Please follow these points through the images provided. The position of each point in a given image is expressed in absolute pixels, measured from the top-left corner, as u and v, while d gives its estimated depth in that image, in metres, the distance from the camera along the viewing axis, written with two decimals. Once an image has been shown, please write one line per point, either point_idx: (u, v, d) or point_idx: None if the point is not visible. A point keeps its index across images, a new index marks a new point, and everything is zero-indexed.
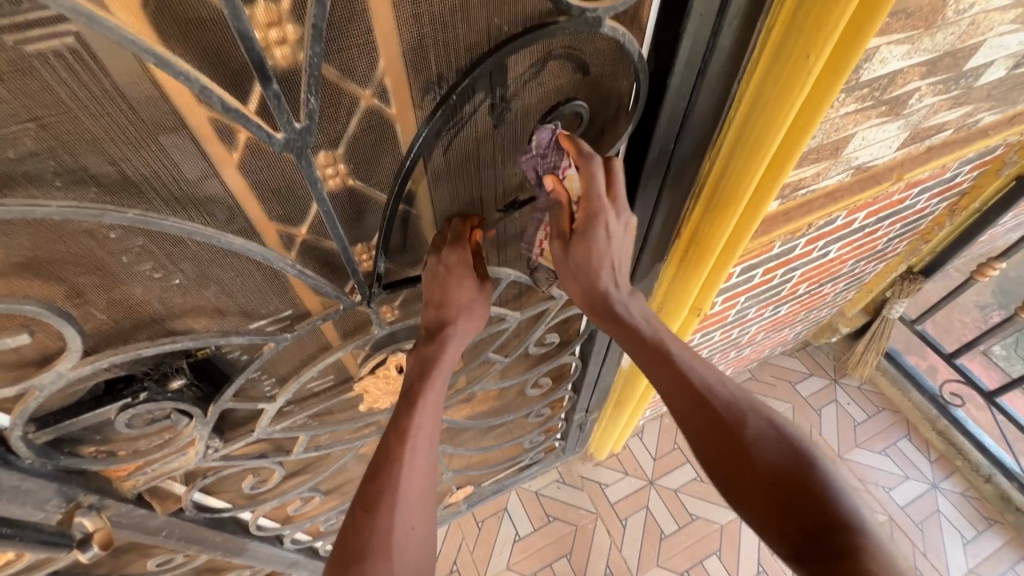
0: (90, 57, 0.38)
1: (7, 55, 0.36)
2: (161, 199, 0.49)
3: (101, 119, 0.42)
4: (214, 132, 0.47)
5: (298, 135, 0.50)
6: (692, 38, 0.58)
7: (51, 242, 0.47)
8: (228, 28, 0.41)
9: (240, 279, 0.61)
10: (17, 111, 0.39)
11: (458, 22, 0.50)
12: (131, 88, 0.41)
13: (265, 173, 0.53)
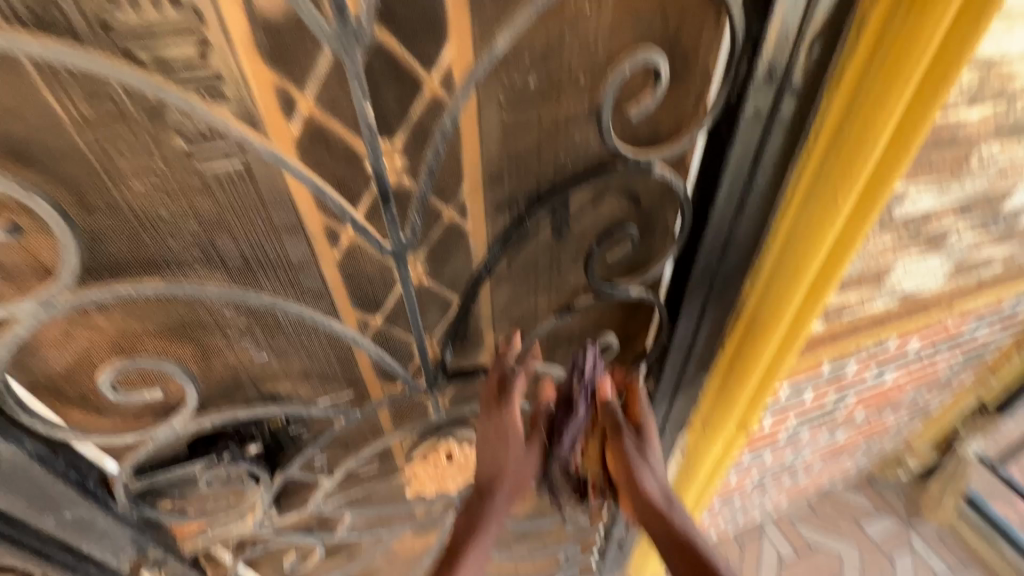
0: (249, 177, 0.51)
1: (194, 174, 0.49)
2: (271, 283, 0.60)
3: (243, 221, 0.54)
4: (323, 233, 0.58)
5: (403, 244, 0.61)
6: (730, 180, 0.67)
7: (178, 313, 0.58)
8: (360, 159, 0.54)
9: (319, 355, 0.70)
10: (187, 212, 0.51)
11: (532, 161, 0.62)
12: (272, 201, 0.53)
13: (362, 268, 0.64)
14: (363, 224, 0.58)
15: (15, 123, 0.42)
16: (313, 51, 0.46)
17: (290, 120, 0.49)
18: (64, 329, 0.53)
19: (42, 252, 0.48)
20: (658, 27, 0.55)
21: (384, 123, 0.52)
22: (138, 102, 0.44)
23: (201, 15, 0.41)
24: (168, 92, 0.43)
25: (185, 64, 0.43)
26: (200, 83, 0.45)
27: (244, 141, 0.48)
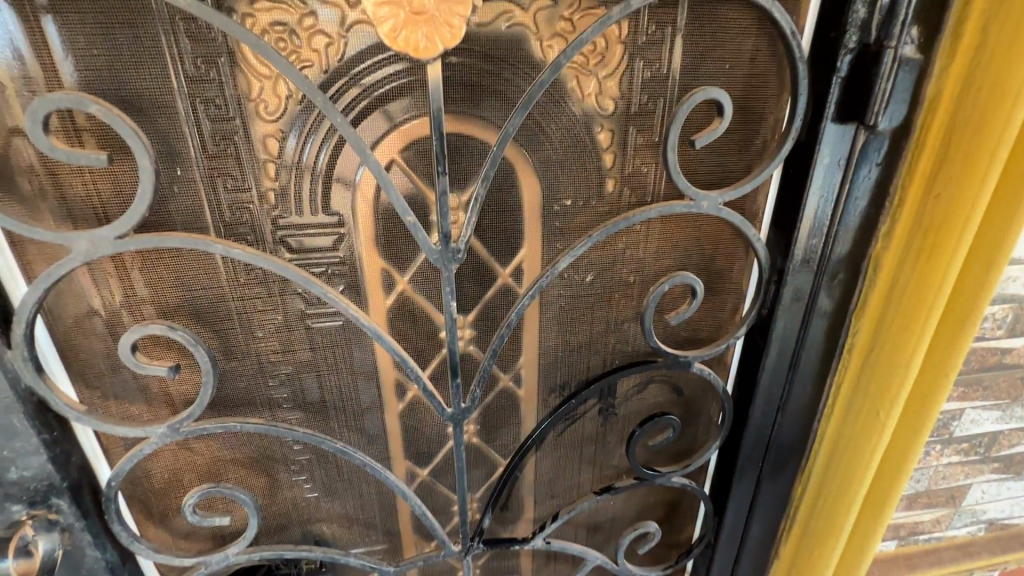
0: (346, 335, 0.63)
1: (304, 332, 0.62)
2: (337, 423, 0.68)
3: (330, 369, 0.65)
4: (393, 387, 0.68)
5: (460, 412, 0.67)
6: (767, 385, 0.72)
7: (255, 445, 0.66)
8: (436, 330, 0.65)
9: (365, 499, 0.74)
10: (289, 358, 0.63)
11: (581, 347, 0.71)
12: (359, 355, 0.65)
13: (421, 422, 0.71)
14: (430, 388, 0.65)
15: (198, 292, 0.57)
16: (415, 250, 0.61)
17: (387, 296, 0.62)
18: (171, 450, 0.63)
19: (179, 388, 0.60)
20: (694, 255, 0.67)
21: (462, 304, 0.65)
22: (278, 278, 0.58)
23: (343, 221, 0.58)
24: (316, 286, 0.57)
25: (323, 252, 0.59)
26: (326, 265, 0.59)
27: (354, 318, 0.59)
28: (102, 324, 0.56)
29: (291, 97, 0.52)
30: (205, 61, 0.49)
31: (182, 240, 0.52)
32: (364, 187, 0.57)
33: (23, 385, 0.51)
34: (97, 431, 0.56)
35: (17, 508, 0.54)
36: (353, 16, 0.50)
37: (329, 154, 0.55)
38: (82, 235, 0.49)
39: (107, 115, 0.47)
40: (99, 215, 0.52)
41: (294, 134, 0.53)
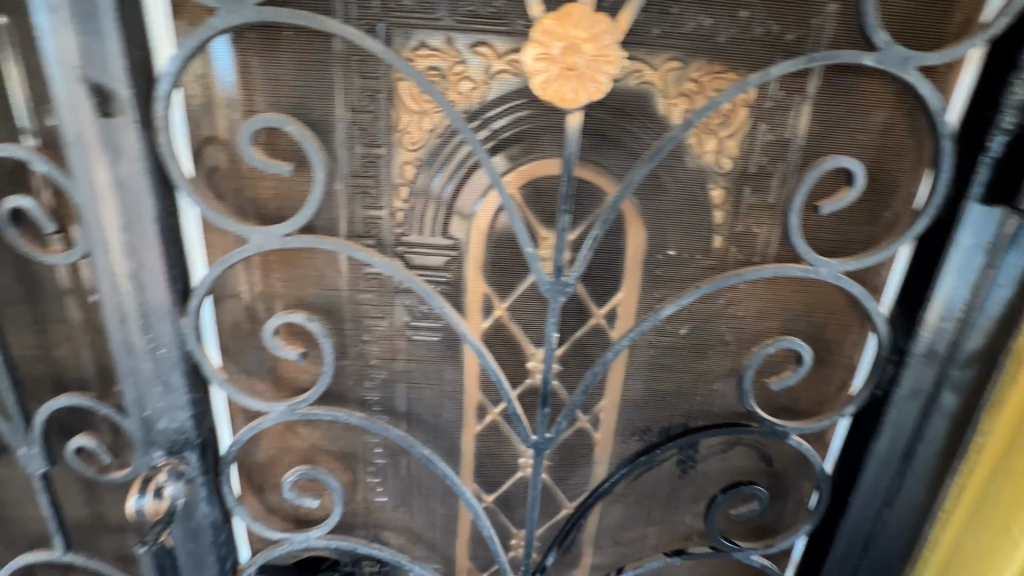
0: (443, 350, 0.67)
1: (403, 341, 0.66)
2: (420, 433, 0.71)
3: (423, 380, 0.69)
4: (474, 408, 0.70)
5: (543, 441, 0.70)
6: (874, 473, 0.67)
7: (342, 440, 0.70)
8: (524, 358, 0.68)
9: (430, 515, 0.76)
10: (385, 364, 0.67)
11: (665, 398, 0.70)
12: (449, 372, 0.68)
13: (495, 447, 0.72)
14: (518, 413, 0.68)
15: (319, 292, 0.63)
16: (520, 277, 0.64)
17: (485, 319, 0.65)
18: (277, 431, 0.69)
19: (294, 374, 0.66)
20: (802, 321, 0.65)
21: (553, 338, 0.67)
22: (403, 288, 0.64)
23: (459, 243, 0.62)
24: (438, 303, 0.63)
25: (433, 270, 0.63)
26: (434, 283, 0.64)
27: (464, 336, 0.65)
28: (242, 309, 0.62)
29: (434, 131, 0.58)
30: (366, 95, 0.56)
31: (337, 245, 0.60)
32: (481, 219, 0.61)
33: (187, 348, 0.60)
34: (228, 396, 0.64)
35: (158, 455, 0.63)
36: (497, 65, 0.55)
37: (456, 185, 0.60)
38: (261, 229, 0.58)
39: (302, 135, 0.55)
40: (259, 211, 0.58)
41: (429, 164, 0.59)
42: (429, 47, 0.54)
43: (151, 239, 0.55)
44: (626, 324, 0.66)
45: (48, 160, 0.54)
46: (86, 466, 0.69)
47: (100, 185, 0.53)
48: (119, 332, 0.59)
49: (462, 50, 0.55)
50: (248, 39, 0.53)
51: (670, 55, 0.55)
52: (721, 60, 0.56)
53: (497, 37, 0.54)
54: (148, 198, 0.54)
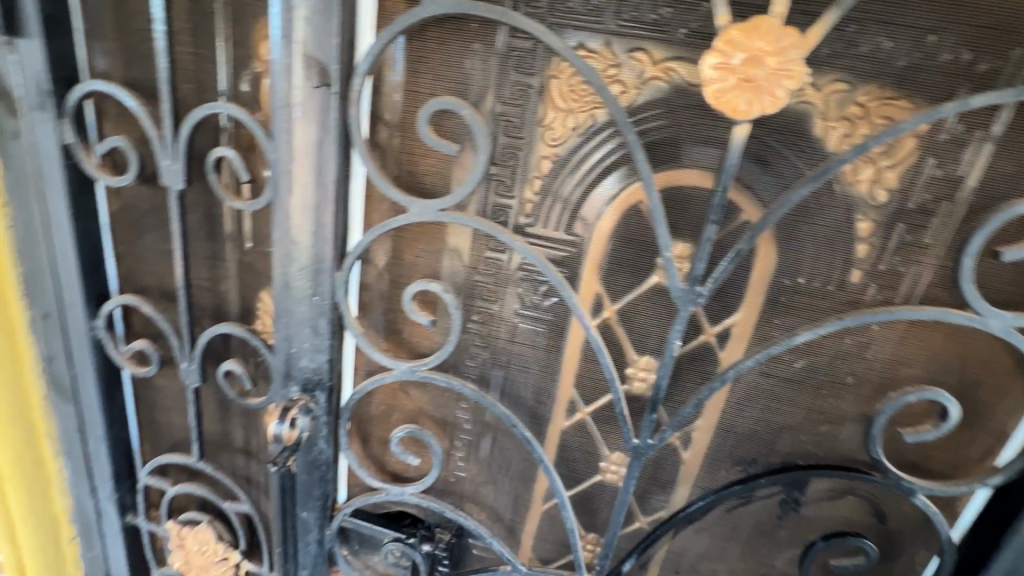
0: (547, 343, 0.69)
1: (509, 328, 0.69)
2: (521, 413, 0.73)
3: (525, 368, 0.71)
4: (564, 404, 0.72)
5: (645, 445, 0.68)
6: (1014, 553, 0.60)
7: (445, 408, 0.74)
8: (628, 362, 0.68)
9: (512, 497, 0.78)
10: (488, 347, 0.71)
11: (767, 431, 0.67)
12: (544, 367, 0.70)
13: (584, 444, 0.74)
14: (623, 412, 0.67)
15: (440, 269, 0.67)
16: (637, 280, 0.64)
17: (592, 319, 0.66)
18: (390, 391, 0.74)
19: (417, 339, 0.70)
20: (953, 374, 0.60)
21: (655, 348, 0.67)
22: (536, 271, 0.66)
23: (579, 241, 0.64)
24: (567, 292, 0.64)
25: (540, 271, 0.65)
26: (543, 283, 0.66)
27: (585, 328, 0.65)
28: (378, 274, 0.68)
29: (576, 129, 0.59)
30: (519, 90, 0.59)
31: (480, 224, 0.63)
32: (602, 226, 0.62)
33: (335, 298, 0.66)
34: (358, 345, 0.69)
35: (291, 391, 0.70)
36: (651, 72, 0.56)
37: (586, 187, 0.61)
38: (420, 202, 0.61)
39: (474, 120, 0.58)
40: (414, 183, 0.63)
41: (567, 159, 0.61)
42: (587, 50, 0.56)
43: (328, 198, 0.61)
44: (737, 345, 0.65)
45: (257, 123, 0.62)
46: (229, 389, 0.79)
47: (293, 145, 0.59)
48: (282, 271, 0.65)
49: (619, 54, 0.56)
50: (425, 34, 0.58)
51: (838, 76, 0.53)
52: (894, 85, 0.52)
53: (655, 45, 0.55)
54: (331, 162, 0.60)
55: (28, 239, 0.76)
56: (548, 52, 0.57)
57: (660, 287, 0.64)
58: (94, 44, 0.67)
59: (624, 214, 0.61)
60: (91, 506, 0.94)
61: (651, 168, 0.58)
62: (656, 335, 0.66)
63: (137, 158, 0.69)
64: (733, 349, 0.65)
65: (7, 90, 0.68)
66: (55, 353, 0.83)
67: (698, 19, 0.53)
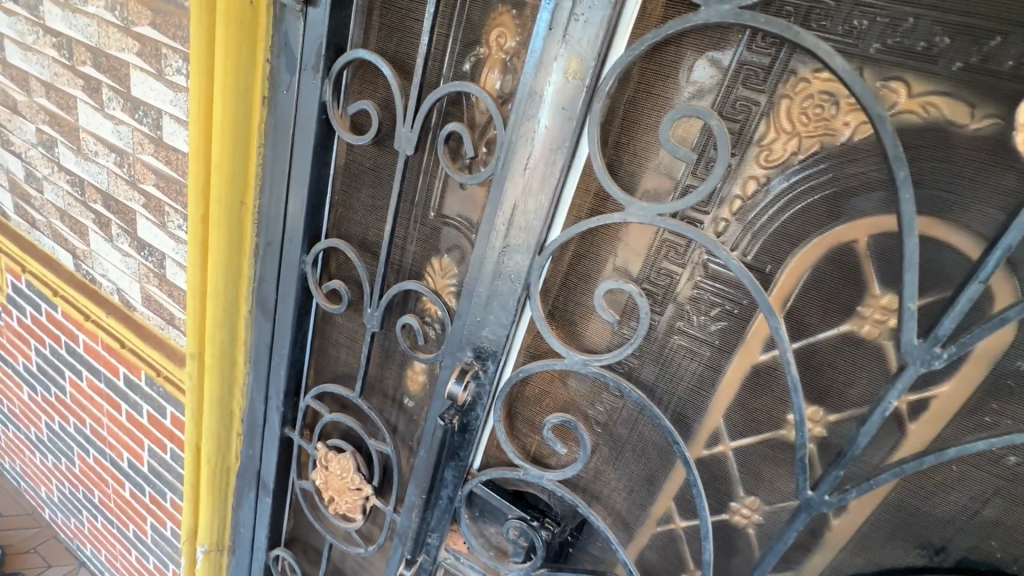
0: (712, 365, 0.67)
1: (687, 343, 0.67)
2: (682, 431, 0.71)
3: (689, 385, 0.69)
4: (706, 434, 0.70)
5: (819, 499, 0.61)
6: None
7: (603, 407, 0.75)
8: (788, 406, 0.64)
9: (642, 511, 0.77)
10: (657, 356, 0.70)
11: (957, 522, 0.60)
12: (704, 386, 0.68)
13: (727, 477, 0.71)
14: (805, 463, 0.61)
15: (616, 271, 0.68)
16: (830, 324, 0.60)
17: (762, 353, 0.64)
18: (548, 377, 0.76)
19: (594, 337, 0.71)
20: None
21: (830, 400, 0.62)
22: (720, 269, 0.63)
23: (767, 270, 0.61)
24: (775, 320, 0.60)
25: (728, 291, 0.63)
26: (725, 303, 0.64)
27: (786, 364, 0.61)
28: (567, 262, 0.70)
29: (798, 154, 0.56)
30: (742, 105, 0.57)
31: (701, 236, 0.60)
32: (804, 255, 0.59)
33: (527, 281, 0.69)
34: (535, 324, 0.71)
35: (467, 354, 0.76)
36: (904, 105, 0.51)
37: (784, 215, 0.59)
38: (638, 204, 0.61)
39: (718, 131, 0.57)
40: (630, 184, 0.64)
41: (780, 182, 0.58)
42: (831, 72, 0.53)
43: (549, 184, 0.64)
44: (931, 420, 0.58)
45: (492, 101, 0.68)
46: (404, 340, 0.86)
47: (529, 132, 0.63)
48: (484, 243, 0.70)
49: (870, 81, 0.52)
50: (685, 42, 0.57)
51: None
52: None
53: (918, 75, 0.50)
54: (558, 150, 0.62)
55: (273, 178, 0.89)
56: (785, 71, 0.55)
57: (853, 334, 0.59)
58: (365, 18, 0.77)
59: (829, 253, 0.58)
60: (261, 412, 1.09)
61: (914, 205, 0.51)
62: (850, 389, 0.60)
63: (379, 121, 0.79)
64: (925, 423, 0.58)
65: (291, 50, 0.80)
66: (268, 277, 0.96)
67: (980, 53, 0.47)
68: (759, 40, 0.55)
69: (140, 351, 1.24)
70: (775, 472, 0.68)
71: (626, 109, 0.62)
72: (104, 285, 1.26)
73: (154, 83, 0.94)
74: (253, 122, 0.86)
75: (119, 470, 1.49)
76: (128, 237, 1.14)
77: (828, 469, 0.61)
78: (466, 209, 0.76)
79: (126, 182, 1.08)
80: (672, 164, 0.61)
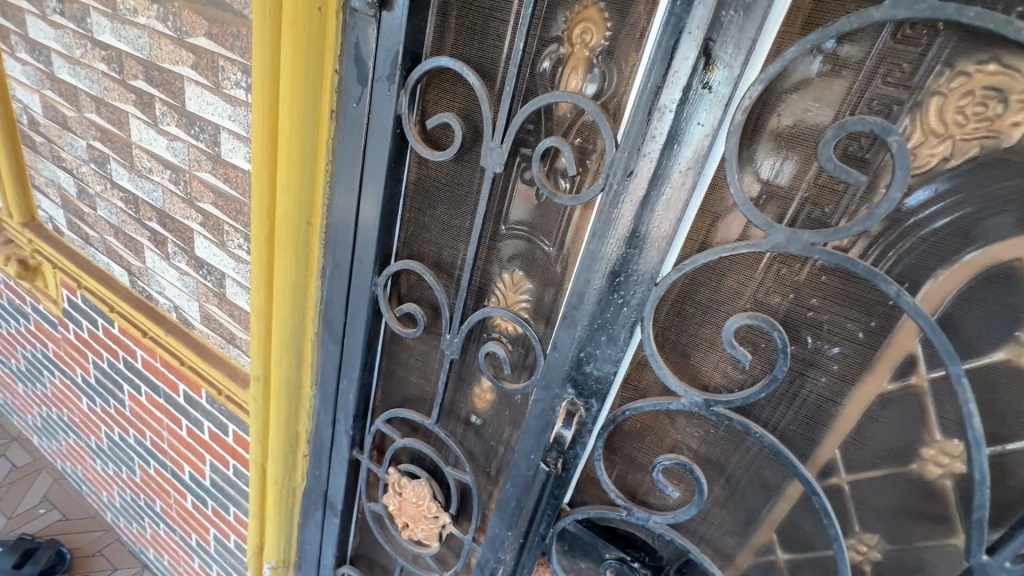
0: (841, 398, 0.59)
1: (828, 382, 0.59)
2: (817, 475, 0.64)
3: (816, 422, 0.62)
4: (821, 463, 0.63)
5: (998, 565, 0.53)
6: None
7: (723, 448, 0.68)
8: (924, 441, 0.56)
9: (761, 556, 0.71)
10: (786, 393, 0.62)
11: None
12: (829, 420, 0.61)
13: (852, 517, 0.63)
14: (985, 526, 0.53)
15: (743, 302, 0.60)
16: (981, 353, 0.52)
17: (892, 380, 0.56)
18: (652, 413, 0.70)
19: (710, 370, 0.64)
20: None
21: (988, 441, 0.53)
22: (868, 288, 0.54)
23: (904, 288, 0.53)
24: (956, 367, 0.51)
25: (860, 314, 0.55)
26: (864, 328, 0.56)
27: (968, 415, 0.51)
28: (681, 287, 0.63)
29: (948, 157, 0.48)
30: (880, 105, 0.49)
31: (864, 268, 0.51)
32: (952, 273, 0.51)
33: (640, 313, 0.62)
34: (648, 359, 0.64)
35: (568, 393, 0.70)
36: None
37: (934, 231, 0.50)
38: (785, 229, 0.53)
39: (898, 149, 0.46)
40: (758, 201, 0.56)
41: (922, 193, 0.50)
42: (1001, 65, 0.44)
43: (674, 208, 0.57)
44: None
45: (593, 106, 0.59)
46: (487, 369, 0.81)
47: (652, 151, 0.56)
48: (589, 271, 0.63)
49: None
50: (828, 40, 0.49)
51: None
52: None
53: None
54: (688, 171, 0.55)
55: (341, 196, 0.83)
56: (938, 64, 0.46)
57: (1013, 364, 0.50)
58: (440, 19, 0.70)
59: (981, 274, 0.50)
60: (328, 435, 1.06)
61: None
62: (1016, 431, 0.52)
63: (462, 136, 0.71)
64: None
65: (363, 59, 0.73)
66: (335, 299, 0.91)
67: None
68: (905, 30, 0.47)
69: (199, 370, 1.21)
70: (911, 517, 0.60)
71: (757, 117, 0.53)
72: (161, 302, 1.24)
73: (211, 97, 0.89)
74: (320, 137, 0.80)
75: (180, 482, 1.49)
76: (185, 256, 1.10)
77: (1010, 531, 0.53)
78: (552, 223, 0.70)
79: (182, 200, 1.04)
80: (798, 175, 0.54)
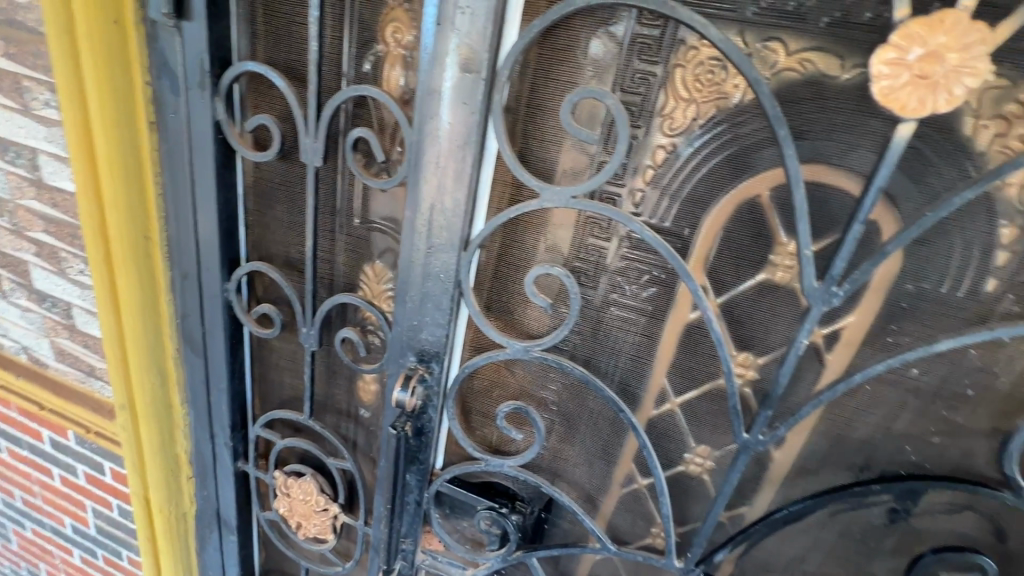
0: (642, 332, 0.70)
1: (632, 320, 0.69)
2: (630, 402, 0.74)
3: (629, 357, 0.72)
4: (654, 395, 0.73)
5: (755, 439, 0.68)
6: None
7: (571, 398, 0.77)
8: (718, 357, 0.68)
9: (616, 484, 0.80)
10: (595, 332, 0.72)
11: (868, 441, 0.66)
12: (638, 353, 0.71)
13: (681, 434, 0.74)
14: (736, 406, 0.67)
15: (550, 258, 0.69)
16: (742, 277, 0.63)
17: (692, 312, 0.66)
18: (494, 366, 0.78)
19: (534, 322, 0.73)
20: None
21: (753, 345, 0.65)
22: (636, 236, 0.65)
23: (686, 233, 0.63)
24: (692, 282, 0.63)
25: (652, 258, 0.66)
26: (653, 270, 0.66)
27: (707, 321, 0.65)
28: (495, 254, 0.71)
29: (696, 119, 0.59)
30: (641, 79, 0.59)
31: (615, 214, 0.63)
32: (716, 218, 0.61)
33: (457, 280, 0.70)
34: (472, 317, 0.73)
35: (410, 359, 0.77)
36: (784, 63, 0.54)
37: (695, 180, 0.61)
38: (552, 188, 0.63)
39: (615, 110, 0.59)
40: (538, 169, 0.65)
41: (686, 149, 0.60)
42: None
43: (463, 182, 0.65)
44: (844, 350, 0.62)
45: (390, 99, 0.67)
46: (344, 354, 0.85)
47: (434, 130, 0.64)
48: (408, 245, 0.70)
49: (753, 43, 0.54)
50: (588, 26, 0.58)
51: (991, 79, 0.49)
52: None
53: (790, 35, 0.53)
54: (466, 146, 0.63)
55: (176, 205, 0.83)
56: (675, 41, 0.56)
57: (768, 282, 0.62)
58: (247, 26, 0.73)
59: (736, 212, 0.61)
60: (208, 451, 1.04)
61: (796, 164, 0.55)
62: (777, 338, 0.64)
63: (280, 137, 0.76)
64: (842, 357, 0.63)
65: (172, 69, 0.75)
66: (190, 310, 0.91)
67: (841, 8, 0.51)
68: (646, 14, 0.56)
69: (61, 411, 1.14)
70: (717, 423, 0.71)
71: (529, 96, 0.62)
72: (7, 345, 1.15)
73: (22, 120, 0.85)
74: (143, 149, 0.80)
75: (63, 538, 1.38)
76: (24, 291, 1.04)
77: (758, 411, 0.67)
78: (387, 211, 0.75)
79: (10, 233, 0.98)
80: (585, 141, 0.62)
